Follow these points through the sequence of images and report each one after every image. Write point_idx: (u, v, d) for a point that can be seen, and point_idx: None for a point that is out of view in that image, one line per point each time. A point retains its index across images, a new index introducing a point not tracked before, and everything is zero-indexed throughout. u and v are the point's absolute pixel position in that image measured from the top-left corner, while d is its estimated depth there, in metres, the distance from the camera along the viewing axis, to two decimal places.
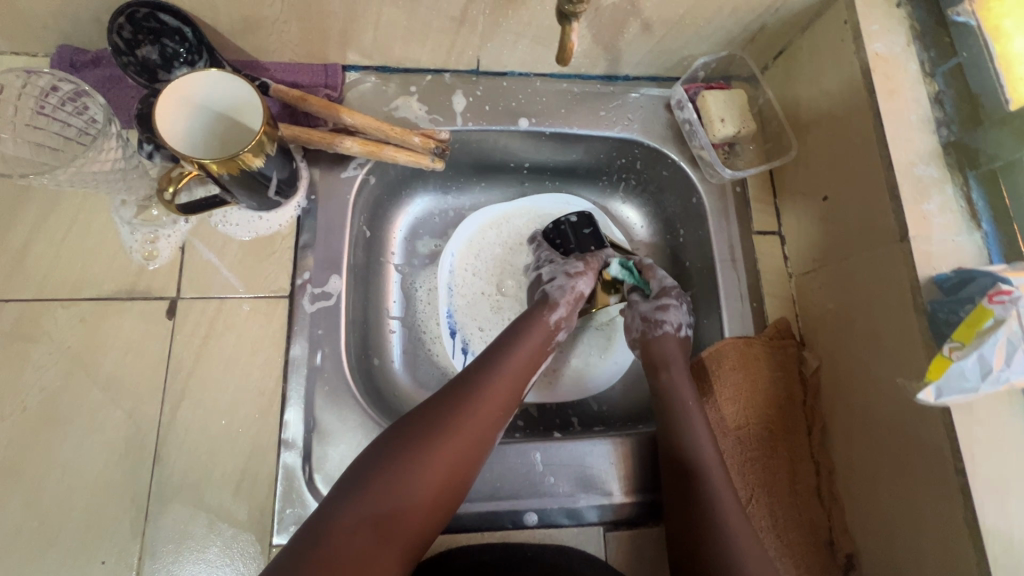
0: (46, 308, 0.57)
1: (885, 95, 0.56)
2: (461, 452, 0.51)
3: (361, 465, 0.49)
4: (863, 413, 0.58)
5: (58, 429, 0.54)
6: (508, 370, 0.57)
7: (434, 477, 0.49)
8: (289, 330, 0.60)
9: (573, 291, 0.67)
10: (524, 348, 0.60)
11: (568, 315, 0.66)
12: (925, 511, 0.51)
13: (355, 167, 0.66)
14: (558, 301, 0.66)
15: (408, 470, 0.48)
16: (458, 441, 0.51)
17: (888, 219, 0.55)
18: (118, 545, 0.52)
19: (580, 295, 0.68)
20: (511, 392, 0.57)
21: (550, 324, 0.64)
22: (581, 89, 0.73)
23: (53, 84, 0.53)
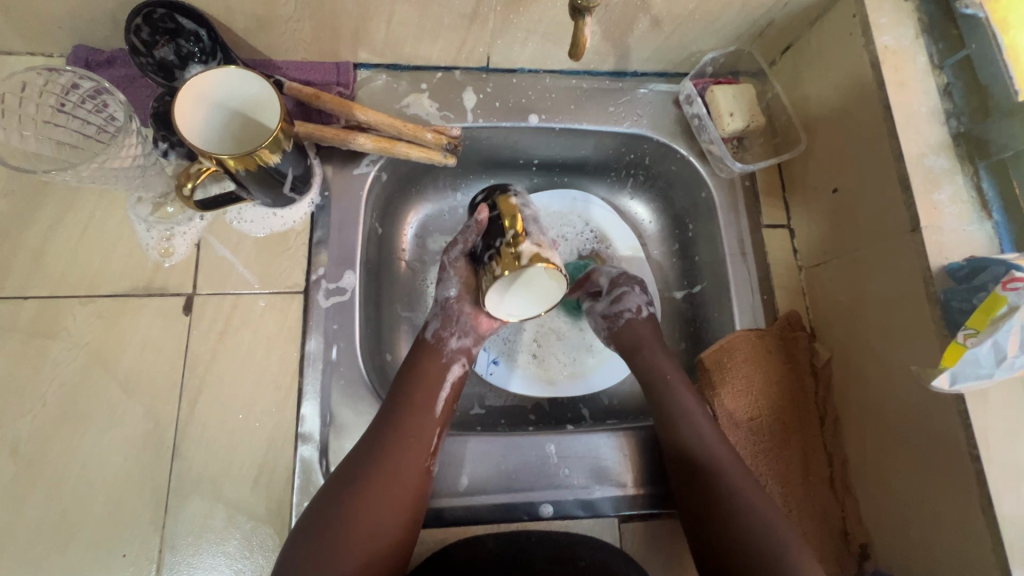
0: (65, 305, 0.58)
1: (895, 87, 0.57)
2: (389, 501, 0.51)
3: (315, 511, 0.50)
4: (876, 404, 0.58)
5: (77, 424, 0.55)
6: (419, 407, 0.57)
7: (369, 525, 0.50)
8: (305, 325, 0.60)
9: (440, 301, 0.65)
10: (429, 382, 0.59)
11: (446, 325, 0.64)
12: (938, 498, 0.51)
13: (368, 164, 0.66)
14: (428, 320, 0.65)
15: (348, 522, 0.49)
16: (382, 488, 0.52)
17: (899, 210, 0.55)
18: (138, 538, 0.53)
19: (449, 299, 0.64)
20: (425, 429, 0.56)
21: (429, 342, 0.63)
22: (590, 85, 0.74)
23: (74, 82, 0.54)
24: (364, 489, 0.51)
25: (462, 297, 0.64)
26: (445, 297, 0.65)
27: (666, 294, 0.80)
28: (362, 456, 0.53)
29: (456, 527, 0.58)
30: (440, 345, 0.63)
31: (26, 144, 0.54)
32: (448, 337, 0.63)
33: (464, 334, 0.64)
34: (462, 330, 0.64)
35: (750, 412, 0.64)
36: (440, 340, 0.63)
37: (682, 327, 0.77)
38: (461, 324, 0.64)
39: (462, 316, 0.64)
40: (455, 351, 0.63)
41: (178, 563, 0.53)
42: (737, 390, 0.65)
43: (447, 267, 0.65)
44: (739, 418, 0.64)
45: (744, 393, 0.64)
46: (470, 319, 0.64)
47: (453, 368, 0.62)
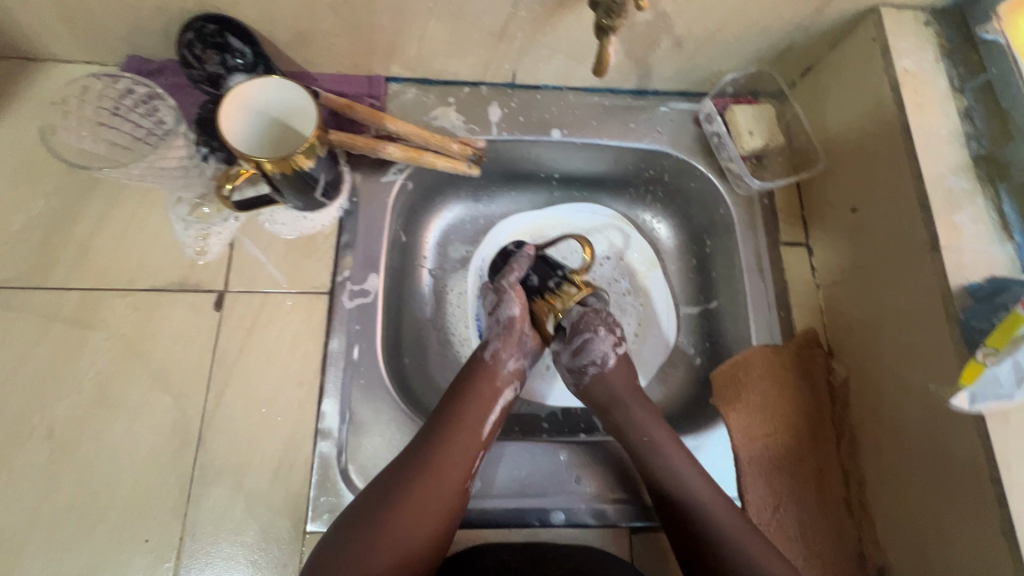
0: (105, 296, 0.61)
1: (914, 109, 0.58)
2: (424, 512, 0.52)
3: (341, 524, 0.51)
4: (896, 425, 0.57)
5: (110, 411, 0.57)
6: (467, 424, 0.58)
7: (402, 536, 0.50)
8: (329, 325, 0.62)
9: (500, 320, 0.66)
10: (481, 403, 0.60)
11: (506, 345, 0.64)
12: (958, 522, 0.50)
13: (396, 172, 0.69)
14: (487, 339, 0.65)
15: (381, 529, 0.50)
16: (424, 497, 0.53)
17: (918, 230, 0.55)
18: (161, 524, 0.54)
19: (512, 318, 0.65)
20: (469, 447, 0.57)
21: (487, 361, 0.63)
22: (611, 102, 0.76)
23: (130, 89, 0.62)
24: (398, 500, 0.52)
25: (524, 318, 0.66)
26: (509, 316, 0.66)
27: (682, 309, 0.80)
28: (396, 470, 0.54)
29: (467, 530, 0.58)
30: (496, 366, 0.63)
31: (82, 142, 0.61)
32: (506, 356, 0.64)
33: (521, 355, 0.65)
34: (520, 351, 0.65)
35: (765, 429, 0.64)
36: (497, 361, 0.63)
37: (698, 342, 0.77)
38: (520, 345, 0.65)
39: (523, 337, 0.65)
40: (511, 371, 0.63)
41: (197, 551, 0.54)
42: (754, 408, 0.64)
43: (505, 289, 0.67)
44: (755, 433, 0.63)
45: (759, 408, 0.64)
46: (528, 339, 0.66)
47: (505, 391, 0.62)
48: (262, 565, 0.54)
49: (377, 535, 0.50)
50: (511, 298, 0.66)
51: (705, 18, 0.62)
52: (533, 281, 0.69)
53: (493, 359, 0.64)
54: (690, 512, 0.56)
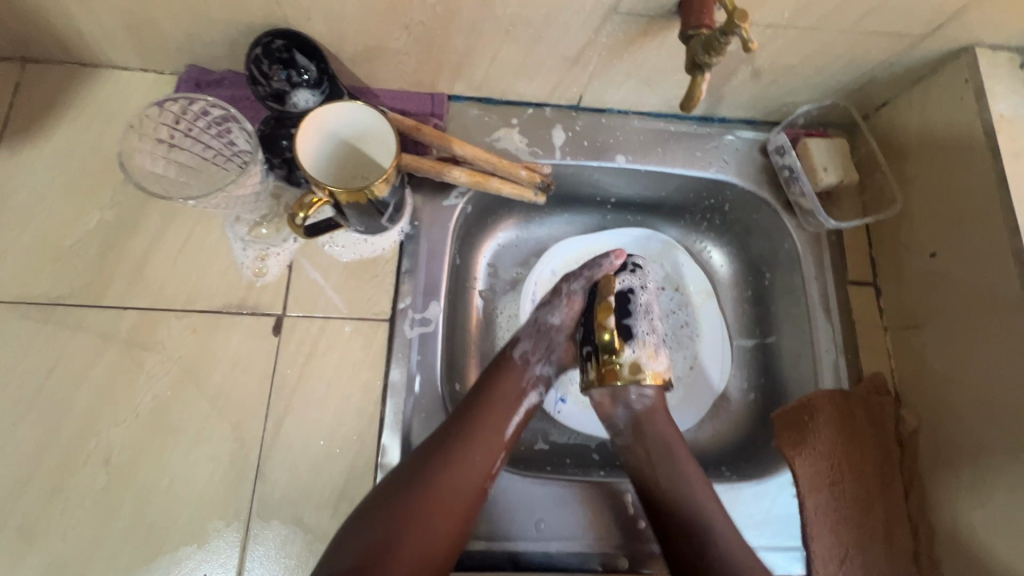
0: (163, 317, 0.59)
1: (1010, 156, 0.55)
2: (439, 515, 0.52)
3: (361, 517, 0.51)
4: (983, 497, 0.56)
5: (167, 437, 0.56)
6: (490, 422, 0.58)
7: (422, 541, 0.51)
8: (389, 354, 0.61)
9: (539, 322, 0.67)
10: (502, 401, 0.60)
11: (536, 348, 0.65)
12: None
13: (457, 196, 0.67)
14: (520, 337, 0.66)
15: (405, 518, 0.51)
16: (444, 496, 0.53)
17: (1011, 284, 0.53)
18: (219, 558, 0.53)
19: (551, 325, 0.66)
20: (492, 448, 0.57)
21: (516, 360, 0.64)
22: (677, 129, 0.74)
23: (205, 109, 0.57)
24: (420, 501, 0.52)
25: (563, 328, 0.67)
26: (546, 321, 0.67)
27: (736, 341, 0.78)
28: (414, 469, 0.54)
29: (527, 571, 0.59)
30: (525, 366, 0.64)
31: (155, 167, 0.57)
32: (535, 360, 0.65)
33: (548, 361, 0.66)
34: (548, 356, 0.66)
35: (832, 477, 0.62)
36: (526, 363, 0.64)
37: (752, 377, 0.76)
38: (550, 349, 0.66)
39: (555, 344, 0.66)
40: (538, 376, 0.64)
41: None
42: (820, 452, 0.62)
43: (562, 295, 0.67)
44: (821, 481, 0.61)
45: (827, 455, 0.62)
46: (558, 347, 0.67)
47: (531, 394, 0.62)
48: None
49: (401, 528, 0.50)
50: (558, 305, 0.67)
51: (791, 51, 0.60)
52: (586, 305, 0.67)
53: (523, 360, 0.64)
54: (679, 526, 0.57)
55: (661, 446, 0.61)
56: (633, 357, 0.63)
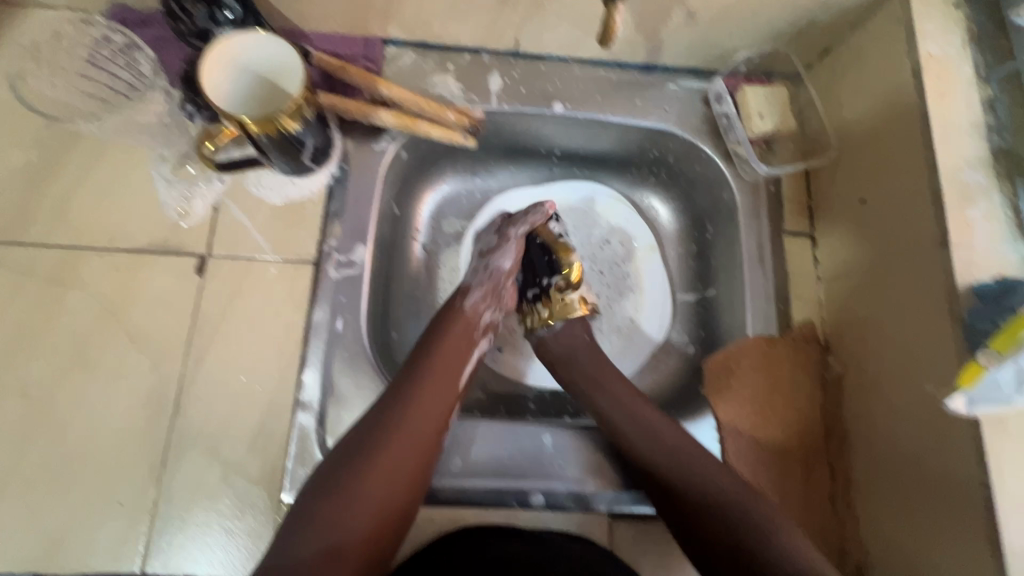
0: (84, 255, 0.59)
1: (936, 96, 0.54)
2: (398, 468, 0.51)
3: (315, 483, 0.49)
4: (895, 431, 0.55)
5: (87, 372, 0.56)
6: (442, 375, 0.57)
7: (382, 493, 0.50)
8: (313, 295, 0.61)
9: (490, 268, 0.65)
10: (451, 352, 0.60)
11: (486, 298, 0.64)
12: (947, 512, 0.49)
13: (388, 140, 0.66)
14: (470, 285, 0.65)
15: (360, 480, 0.49)
16: (399, 448, 0.52)
17: (928, 224, 0.53)
18: (135, 489, 0.54)
19: (500, 270, 0.66)
20: (444, 399, 0.56)
21: (464, 310, 0.63)
22: (618, 77, 0.72)
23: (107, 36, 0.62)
24: (376, 452, 0.51)
25: (511, 272, 0.66)
26: (497, 266, 0.66)
27: (678, 296, 0.78)
28: (368, 425, 0.52)
29: (444, 508, 0.57)
30: (474, 316, 0.63)
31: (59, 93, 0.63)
32: (484, 308, 0.64)
33: (497, 309, 0.65)
34: (498, 304, 0.65)
35: (754, 420, 0.62)
36: (475, 312, 0.63)
37: (692, 330, 0.76)
38: (498, 300, 0.66)
39: (502, 290, 0.66)
40: (488, 324, 0.64)
41: (170, 517, 0.54)
42: (743, 397, 0.63)
43: (508, 238, 0.66)
44: (743, 425, 0.62)
45: (750, 400, 0.63)
46: (506, 293, 0.67)
47: (482, 341, 0.63)
48: (236, 533, 0.54)
49: (357, 489, 0.49)
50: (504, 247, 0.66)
51: None
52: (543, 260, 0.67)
53: (471, 309, 0.63)
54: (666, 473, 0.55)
55: (591, 378, 0.62)
56: (581, 295, 0.67)
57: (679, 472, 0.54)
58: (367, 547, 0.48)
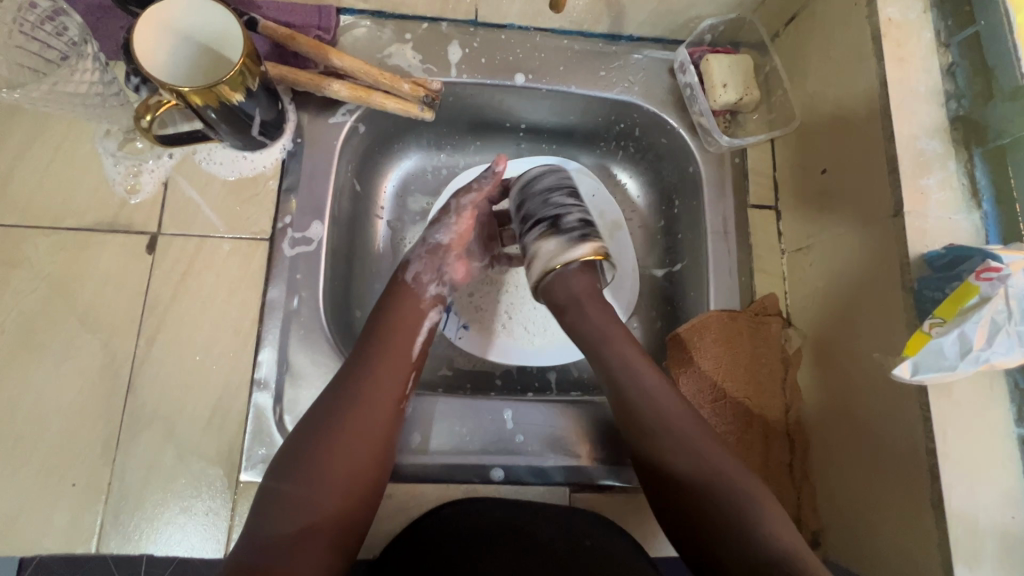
0: (29, 234, 0.57)
1: (894, 63, 0.53)
2: (357, 447, 0.50)
3: (279, 466, 0.49)
4: (849, 402, 0.55)
5: (35, 354, 0.55)
6: (393, 348, 0.56)
7: (346, 471, 0.49)
8: (268, 273, 0.60)
9: (427, 242, 0.64)
10: (403, 325, 0.58)
11: (428, 269, 0.63)
12: (890, 477, 0.50)
13: (344, 114, 0.64)
14: (410, 259, 0.64)
15: (321, 460, 0.49)
16: (354, 428, 0.51)
17: (884, 194, 0.52)
18: (89, 470, 0.53)
19: (439, 245, 0.64)
20: (396, 369, 0.55)
21: (407, 283, 0.62)
22: (582, 47, 0.71)
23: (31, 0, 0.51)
24: (331, 435, 0.50)
25: (451, 247, 0.65)
26: (432, 240, 0.65)
27: (646, 271, 0.77)
28: (322, 408, 0.52)
29: (403, 485, 0.57)
30: (419, 289, 0.62)
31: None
32: (427, 280, 0.63)
33: (441, 280, 0.63)
34: (441, 277, 0.63)
35: (714, 393, 0.62)
36: (418, 283, 0.62)
37: (657, 305, 0.75)
38: (441, 270, 0.64)
39: (445, 262, 0.64)
40: (435, 296, 0.62)
41: (125, 497, 0.53)
42: (703, 371, 0.63)
43: (450, 211, 0.66)
44: (703, 398, 0.62)
45: (710, 373, 0.63)
46: (451, 267, 0.65)
47: (431, 313, 0.61)
48: (193, 512, 0.54)
49: (320, 468, 0.48)
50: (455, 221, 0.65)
51: None
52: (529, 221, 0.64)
53: (415, 279, 0.62)
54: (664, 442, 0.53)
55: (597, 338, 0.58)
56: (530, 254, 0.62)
57: (677, 435, 0.53)
58: (343, 522, 0.48)
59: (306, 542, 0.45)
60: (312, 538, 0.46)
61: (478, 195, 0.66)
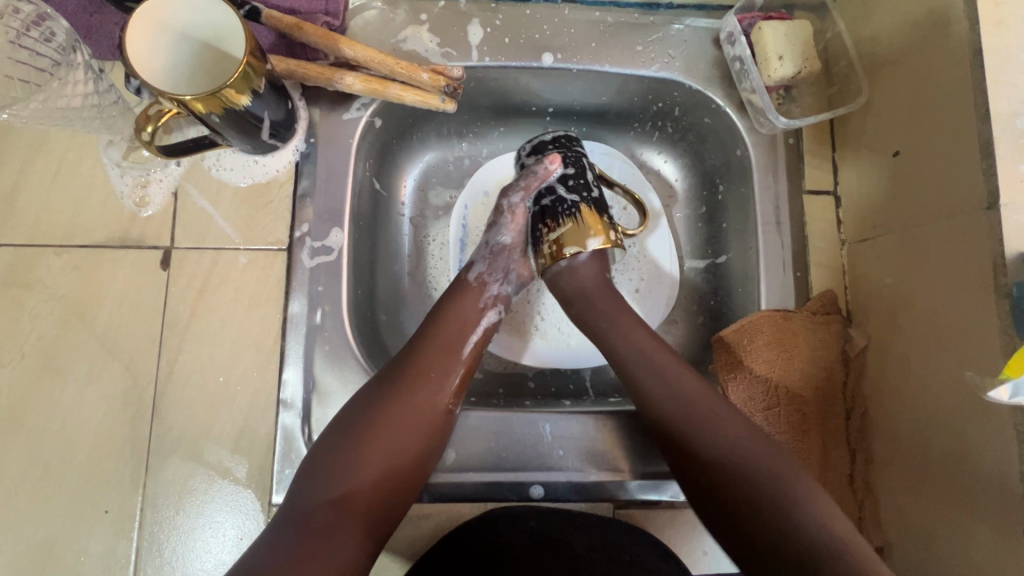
0: (41, 253, 0.55)
1: (991, 26, 0.45)
2: (400, 436, 0.49)
3: (325, 442, 0.48)
4: (925, 413, 0.50)
5: (57, 379, 0.53)
6: (446, 342, 0.54)
7: (385, 459, 0.48)
8: (288, 286, 0.56)
9: (490, 244, 0.60)
10: (459, 322, 0.55)
11: (491, 269, 0.59)
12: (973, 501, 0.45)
13: (359, 108, 0.59)
14: (473, 260, 0.60)
15: (362, 441, 0.47)
16: (400, 419, 0.49)
17: (975, 183, 0.46)
18: (121, 495, 0.52)
19: (503, 246, 0.60)
20: (447, 366, 0.53)
21: (471, 283, 0.58)
22: (615, 19, 0.64)
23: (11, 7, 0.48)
24: (373, 422, 0.48)
25: (516, 248, 0.60)
26: (497, 243, 0.60)
27: (686, 263, 0.71)
28: (370, 398, 0.50)
29: (440, 504, 0.56)
30: (480, 288, 0.58)
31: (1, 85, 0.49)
32: (490, 281, 0.59)
33: (507, 281, 0.60)
34: (506, 276, 0.60)
35: (767, 403, 0.57)
36: (482, 284, 0.58)
37: (701, 300, 0.69)
38: (507, 271, 0.60)
39: (511, 264, 0.60)
40: (495, 296, 0.59)
41: (159, 521, 0.52)
42: (755, 376, 0.58)
43: (504, 212, 0.61)
44: (756, 405, 0.58)
45: (763, 380, 0.58)
46: (517, 267, 0.60)
47: (488, 313, 0.57)
48: (226, 534, 0.53)
49: (359, 448, 0.47)
50: (511, 230, 0.60)
51: None
52: (541, 203, 0.59)
53: (477, 281, 0.59)
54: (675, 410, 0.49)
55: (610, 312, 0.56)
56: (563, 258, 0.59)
57: (695, 407, 0.49)
58: (375, 508, 0.46)
59: (332, 521, 0.44)
60: (342, 515, 0.45)
61: (527, 192, 0.60)
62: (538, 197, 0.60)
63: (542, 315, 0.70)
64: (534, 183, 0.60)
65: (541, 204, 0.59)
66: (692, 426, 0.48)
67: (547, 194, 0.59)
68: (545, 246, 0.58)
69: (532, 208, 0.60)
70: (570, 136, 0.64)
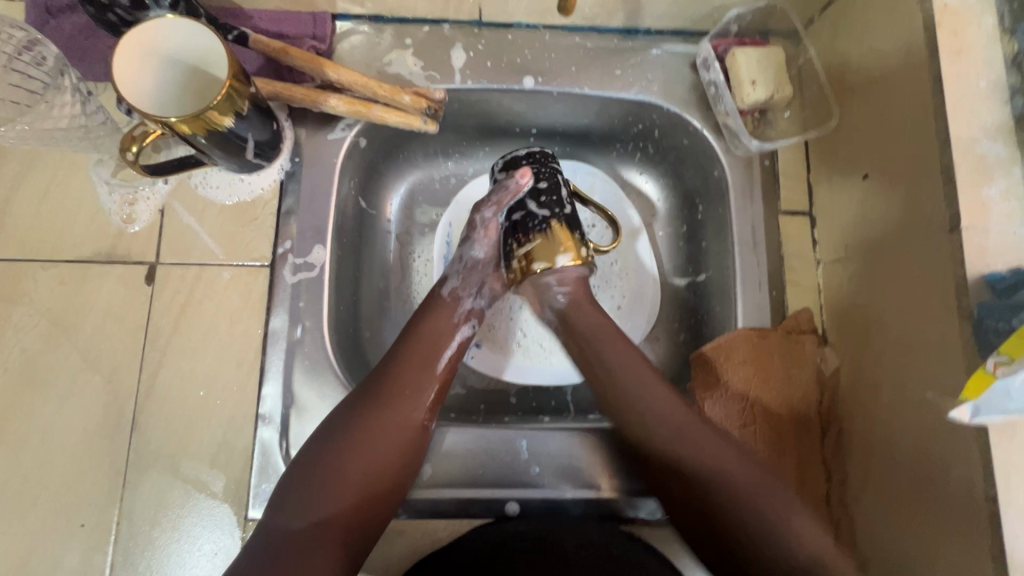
0: (27, 268, 0.56)
1: (951, 55, 0.47)
2: (378, 453, 0.49)
3: (300, 464, 0.48)
4: (896, 435, 0.51)
5: (38, 392, 0.54)
6: (421, 360, 0.54)
7: (363, 478, 0.48)
8: (270, 301, 0.57)
9: (464, 259, 0.61)
10: (434, 338, 0.56)
11: (465, 283, 0.60)
12: (944, 524, 0.45)
13: (343, 129, 0.61)
14: (447, 275, 0.61)
15: (341, 461, 0.48)
16: (377, 437, 0.50)
17: (937, 206, 0.47)
18: (97, 508, 0.53)
19: (477, 260, 0.60)
20: (422, 382, 0.53)
21: (444, 299, 0.59)
22: (595, 44, 0.65)
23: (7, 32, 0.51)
24: (349, 443, 0.49)
25: (490, 261, 0.61)
26: (472, 257, 0.61)
27: (668, 281, 0.72)
28: (347, 415, 0.50)
29: (416, 520, 0.56)
30: (454, 303, 0.59)
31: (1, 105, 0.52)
32: (464, 295, 0.60)
33: (481, 295, 0.60)
34: (479, 290, 0.60)
35: (743, 421, 0.57)
36: (456, 298, 0.59)
37: (682, 318, 0.70)
38: (480, 284, 0.60)
39: (484, 278, 0.60)
40: (470, 311, 0.59)
41: (134, 536, 0.52)
42: (732, 395, 0.58)
43: (477, 226, 0.60)
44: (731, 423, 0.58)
45: (739, 398, 0.58)
46: (490, 282, 0.61)
47: (464, 328, 0.58)
48: (201, 549, 0.53)
49: (337, 469, 0.47)
50: (482, 241, 0.60)
51: None
52: (511, 219, 0.60)
53: (454, 298, 0.59)
54: (655, 421, 0.51)
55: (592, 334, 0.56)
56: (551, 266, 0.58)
57: (676, 418, 0.51)
58: (354, 526, 0.47)
59: (317, 542, 0.45)
60: (322, 540, 0.45)
61: (499, 207, 0.60)
62: (510, 212, 0.60)
63: (523, 329, 0.70)
64: (511, 196, 0.60)
65: (512, 222, 0.60)
66: (671, 433, 0.50)
67: (519, 207, 0.60)
68: (515, 263, 0.59)
69: (503, 222, 0.60)
70: (546, 152, 0.64)
